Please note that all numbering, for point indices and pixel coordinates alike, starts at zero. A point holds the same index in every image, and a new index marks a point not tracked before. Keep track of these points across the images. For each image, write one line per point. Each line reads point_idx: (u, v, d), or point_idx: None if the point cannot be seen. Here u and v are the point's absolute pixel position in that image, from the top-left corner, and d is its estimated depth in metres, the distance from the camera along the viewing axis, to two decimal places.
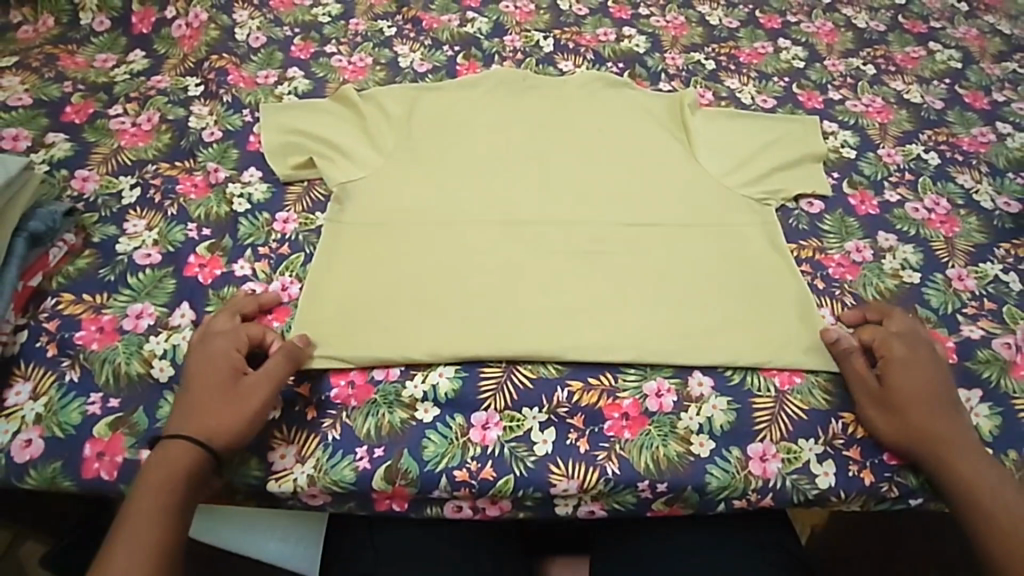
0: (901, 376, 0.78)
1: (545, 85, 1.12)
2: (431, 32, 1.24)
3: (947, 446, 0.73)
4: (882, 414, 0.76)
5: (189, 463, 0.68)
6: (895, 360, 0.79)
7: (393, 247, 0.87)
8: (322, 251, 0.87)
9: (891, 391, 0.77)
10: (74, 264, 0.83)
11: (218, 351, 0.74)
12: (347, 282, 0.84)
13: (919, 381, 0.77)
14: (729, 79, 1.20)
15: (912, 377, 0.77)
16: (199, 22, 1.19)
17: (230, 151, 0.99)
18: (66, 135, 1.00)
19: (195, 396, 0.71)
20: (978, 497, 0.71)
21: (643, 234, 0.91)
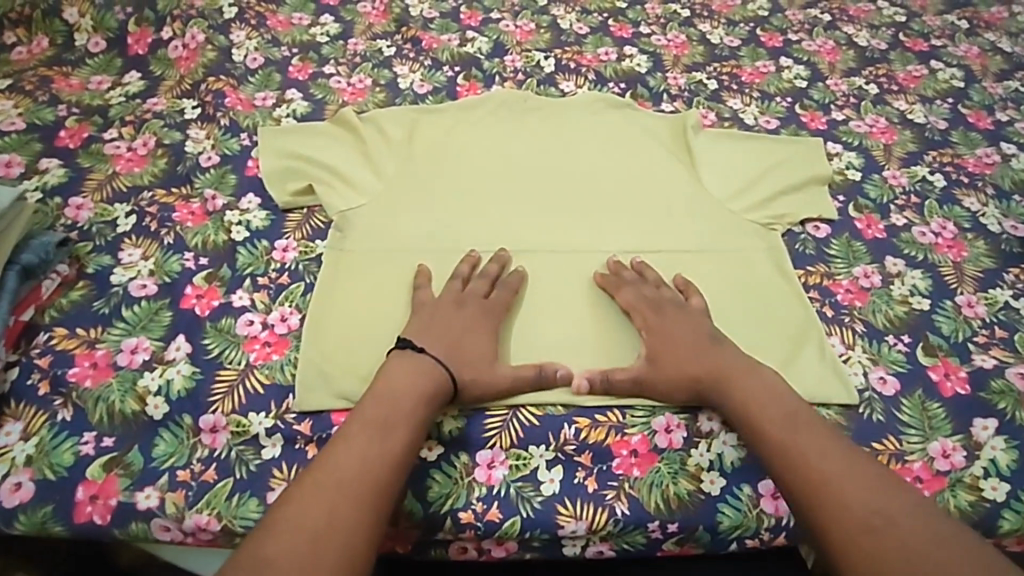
0: (705, 329, 0.80)
1: (546, 107, 1.11)
2: (431, 52, 1.23)
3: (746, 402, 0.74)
4: (669, 366, 0.77)
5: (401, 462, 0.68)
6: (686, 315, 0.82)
7: (395, 277, 0.86)
8: (323, 281, 0.85)
9: (662, 345, 0.79)
10: (67, 297, 0.81)
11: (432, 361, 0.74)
12: (348, 313, 0.82)
13: (697, 337, 0.79)
14: (732, 99, 1.19)
15: (703, 327, 0.80)
16: (196, 43, 1.18)
17: (228, 177, 0.97)
18: (60, 161, 0.98)
19: (436, 333, 0.77)
20: (820, 494, 0.66)
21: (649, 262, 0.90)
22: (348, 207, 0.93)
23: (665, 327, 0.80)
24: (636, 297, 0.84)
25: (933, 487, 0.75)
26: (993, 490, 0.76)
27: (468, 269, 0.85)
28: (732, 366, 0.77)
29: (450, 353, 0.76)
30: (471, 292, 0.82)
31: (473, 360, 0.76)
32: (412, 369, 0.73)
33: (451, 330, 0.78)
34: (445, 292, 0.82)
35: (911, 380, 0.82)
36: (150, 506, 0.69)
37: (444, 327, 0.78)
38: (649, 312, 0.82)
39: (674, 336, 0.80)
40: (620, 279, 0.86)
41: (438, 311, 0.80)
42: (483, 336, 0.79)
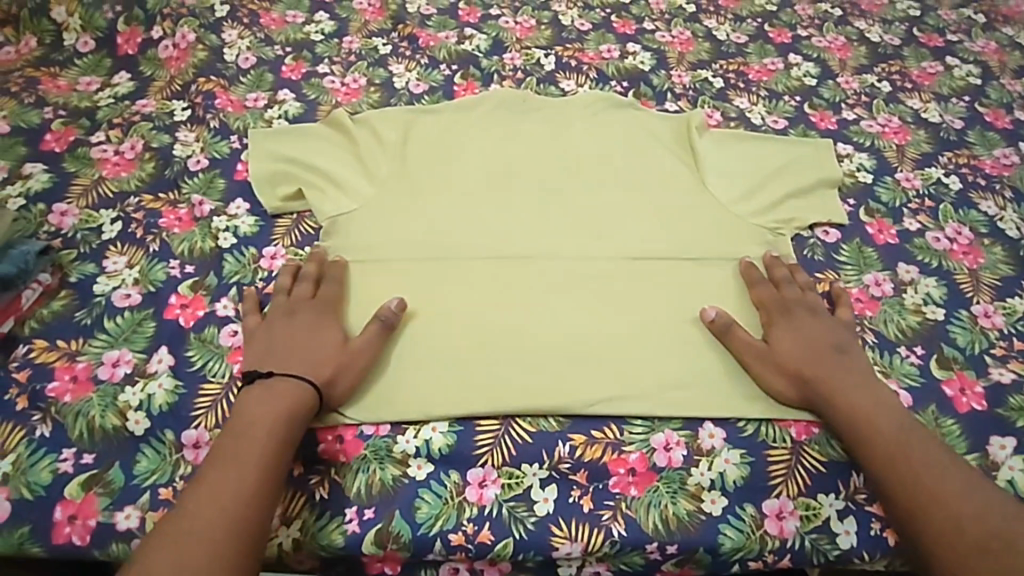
0: (831, 337, 0.79)
1: (545, 108, 1.09)
2: (428, 50, 1.20)
3: (830, 379, 0.75)
4: (790, 349, 0.78)
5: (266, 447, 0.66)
6: (811, 321, 0.80)
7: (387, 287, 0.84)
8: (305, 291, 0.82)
9: (783, 336, 0.79)
10: (48, 307, 0.79)
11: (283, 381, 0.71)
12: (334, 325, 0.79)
13: (820, 342, 0.78)
14: (738, 98, 1.15)
15: (833, 335, 0.79)
16: (187, 42, 1.15)
17: (216, 181, 0.95)
18: (46, 165, 0.95)
19: (274, 351, 0.74)
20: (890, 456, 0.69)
21: (650, 270, 0.87)
22: (341, 211, 0.90)
23: (800, 320, 0.80)
24: (771, 296, 0.83)
25: None
26: None
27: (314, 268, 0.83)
28: (850, 376, 0.75)
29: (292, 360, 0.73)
30: (297, 297, 0.80)
31: (326, 356, 0.74)
32: (280, 394, 0.70)
33: (290, 342, 0.75)
34: (271, 311, 0.79)
35: (925, 394, 0.79)
36: (129, 526, 0.66)
37: (283, 341, 0.75)
38: (775, 311, 0.82)
39: (792, 335, 0.79)
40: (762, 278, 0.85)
41: (272, 331, 0.76)
42: (321, 330, 0.76)
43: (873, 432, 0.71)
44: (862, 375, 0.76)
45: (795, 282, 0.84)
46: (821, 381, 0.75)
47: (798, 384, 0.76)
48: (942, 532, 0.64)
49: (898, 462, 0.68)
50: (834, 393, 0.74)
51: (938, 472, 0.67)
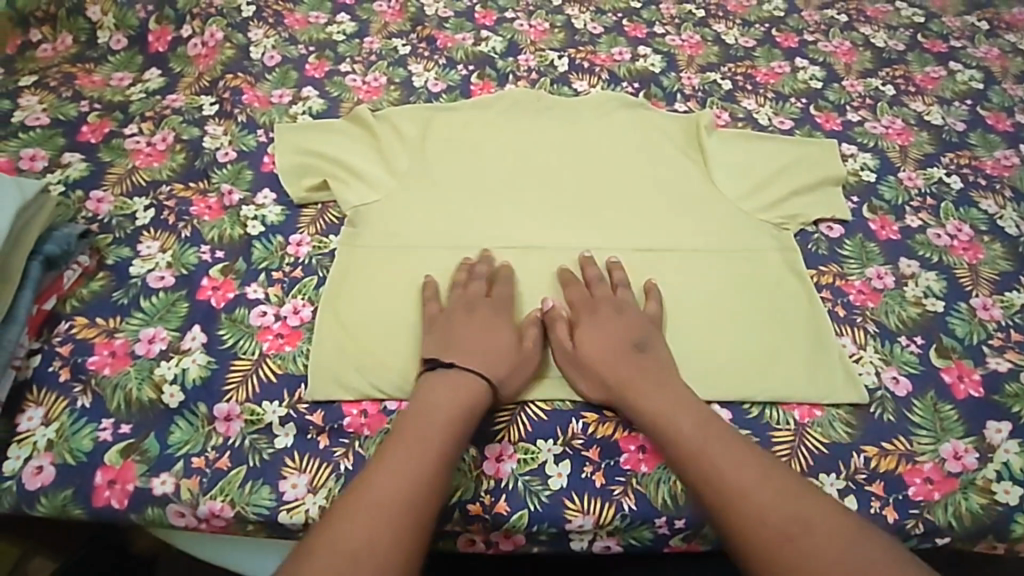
0: (635, 336, 0.80)
1: (558, 107, 1.13)
2: (446, 51, 1.24)
3: (631, 390, 0.75)
4: (589, 350, 0.78)
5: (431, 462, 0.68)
6: (625, 314, 0.81)
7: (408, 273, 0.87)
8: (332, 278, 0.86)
9: (589, 337, 0.80)
10: (88, 287, 0.83)
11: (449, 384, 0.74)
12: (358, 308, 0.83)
13: (620, 343, 0.79)
14: (746, 100, 1.19)
15: (632, 334, 0.80)
16: (214, 41, 1.19)
17: (244, 173, 0.99)
18: (82, 155, 1.00)
19: (455, 342, 0.77)
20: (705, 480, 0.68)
21: (659, 260, 0.90)
22: (364, 202, 0.94)
23: (586, 325, 0.81)
24: (579, 297, 0.84)
25: (943, 489, 0.75)
26: (1005, 494, 0.75)
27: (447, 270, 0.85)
28: (654, 377, 0.76)
29: (472, 356, 0.76)
30: (473, 294, 0.83)
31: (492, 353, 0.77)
32: (455, 390, 0.73)
33: (467, 334, 0.79)
34: (451, 303, 0.82)
35: (924, 382, 0.82)
36: (165, 492, 0.70)
37: (468, 336, 0.78)
38: (583, 310, 0.83)
39: (606, 329, 0.80)
40: (579, 278, 0.87)
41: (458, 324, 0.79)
42: (481, 326, 0.80)
43: (709, 474, 0.68)
44: (658, 384, 0.75)
45: (602, 282, 0.86)
46: (625, 391, 0.75)
47: (604, 390, 0.77)
48: (735, 525, 0.65)
49: (681, 451, 0.70)
50: (641, 409, 0.74)
51: (748, 468, 0.67)
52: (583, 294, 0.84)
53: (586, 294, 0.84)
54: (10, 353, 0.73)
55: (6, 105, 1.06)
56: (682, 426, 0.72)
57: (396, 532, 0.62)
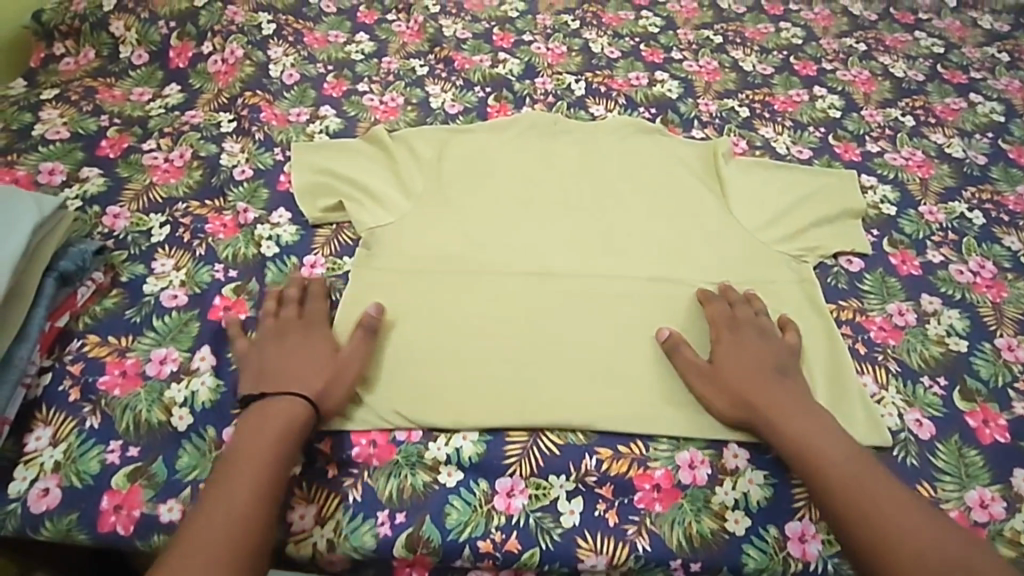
0: (773, 359, 0.80)
1: (575, 131, 1.13)
2: (463, 73, 1.24)
3: (778, 406, 0.75)
4: (734, 367, 0.79)
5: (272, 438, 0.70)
6: (765, 338, 0.82)
7: (427, 296, 0.87)
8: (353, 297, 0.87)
9: (729, 354, 0.80)
10: (101, 304, 0.83)
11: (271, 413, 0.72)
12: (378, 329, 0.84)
13: (763, 362, 0.79)
14: (764, 128, 1.18)
15: (773, 356, 0.80)
16: (234, 58, 1.20)
17: (260, 191, 0.99)
18: (100, 170, 1.00)
19: (268, 372, 0.75)
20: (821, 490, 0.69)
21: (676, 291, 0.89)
22: (382, 223, 0.94)
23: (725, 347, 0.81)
24: (722, 316, 0.84)
25: None
26: None
27: (276, 300, 0.83)
28: (795, 399, 0.76)
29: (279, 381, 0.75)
30: (287, 319, 0.81)
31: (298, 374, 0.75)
32: (269, 416, 0.72)
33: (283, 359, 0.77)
34: (262, 332, 0.80)
35: (947, 425, 0.80)
36: (171, 519, 0.69)
37: (273, 362, 0.76)
38: (726, 327, 0.83)
39: (747, 349, 0.81)
40: (719, 297, 0.87)
41: (264, 354, 0.77)
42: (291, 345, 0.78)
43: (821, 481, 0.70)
44: (805, 404, 0.76)
45: (747, 305, 0.85)
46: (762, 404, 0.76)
47: (738, 407, 0.77)
48: (875, 537, 0.65)
49: (822, 475, 0.70)
50: (778, 420, 0.74)
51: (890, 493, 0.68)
52: (728, 312, 0.85)
53: (731, 313, 0.84)
54: (21, 371, 0.72)
55: (28, 118, 1.06)
56: (832, 448, 0.72)
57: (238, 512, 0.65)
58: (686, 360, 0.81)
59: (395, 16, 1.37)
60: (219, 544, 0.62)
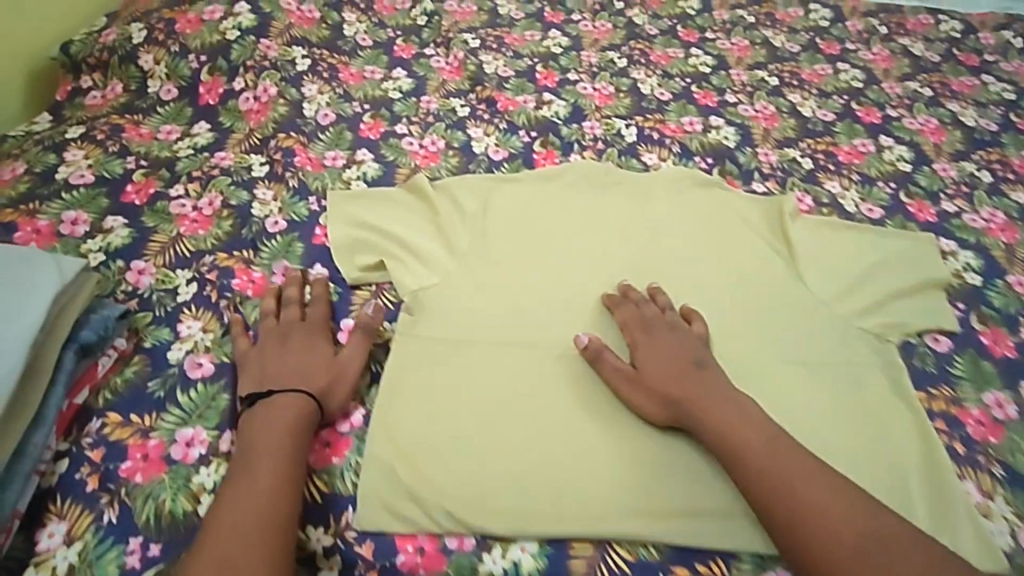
0: (700, 358, 0.79)
1: (628, 183, 1.06)
2: (507, 114, 1.17)
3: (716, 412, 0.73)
4: (671, 370, 0.78)
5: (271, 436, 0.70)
6: (676, 333, 0.82)
7: (480, 369, 0.80)
8: (400, 369, 0.80)
9: (655, 356, 0.79)
10: (121, 376, 0.76)
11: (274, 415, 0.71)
12: (429, 407, 0.77)
13: (687, 361, 0.78)
14: (829, 182, 1.11)
15: (695, 353, 0.80)
16: (268, 97, 1.13)
17: (295, 246, 0.93)
18: (125, 219, 0.93)
19: (271, 375, 0.75)
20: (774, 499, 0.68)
21: (742, 372, 0.85)
22: (428, 283, 0.88)
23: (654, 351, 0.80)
24: (634, 317, 0.84)
25: None
26: None
27: (274, 302, 0.84)
28: (715, 391, 0.75)
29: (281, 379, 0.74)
30: (287, 321, 0.81)
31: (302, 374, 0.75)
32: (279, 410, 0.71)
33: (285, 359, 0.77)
34: (263, 335, 0.80)
35: None
36: None
37: (277, 364, 0.76)
38: (644, 329, 0.83)
39: (659, 346, 0.80)
40: (624, 299, 0.86)
41: (266, 356, 0.77)
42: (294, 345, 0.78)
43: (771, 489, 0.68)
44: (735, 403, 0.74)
45: (654, 303, 0.86)
46: (696, 405, 0.74)
47: (668, 407, 0.75)
48: (795, 516, 0.66)
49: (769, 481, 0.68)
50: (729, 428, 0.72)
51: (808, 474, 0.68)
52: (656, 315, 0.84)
53: (655, 317, 0.84)
54: (35, 459, 0.66)
55: (52, 158, 0.99)
56: (749, 435, 0.71)
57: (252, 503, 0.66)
58: (609, 365, 0.79)
59: (433, 51, 1.31)
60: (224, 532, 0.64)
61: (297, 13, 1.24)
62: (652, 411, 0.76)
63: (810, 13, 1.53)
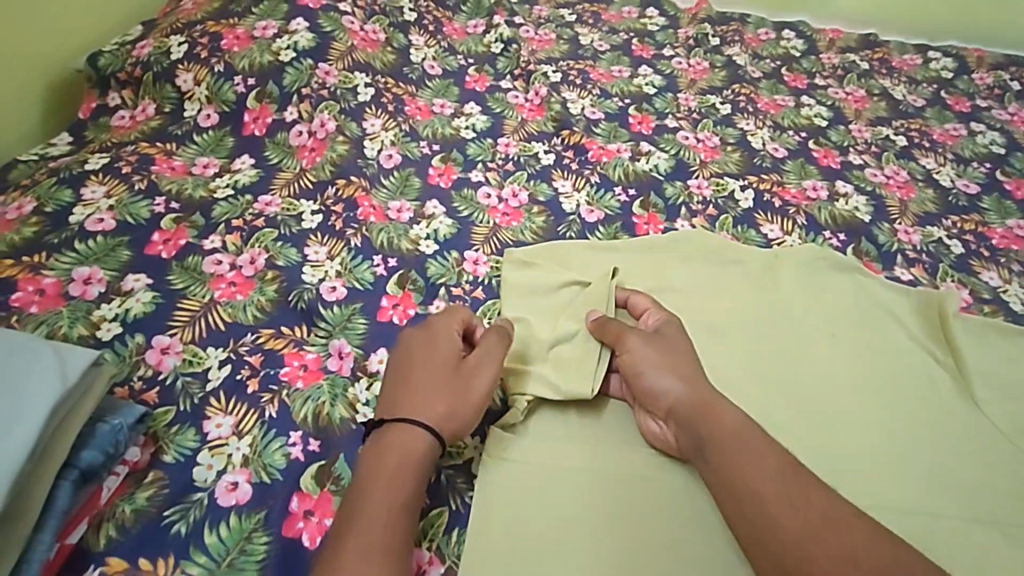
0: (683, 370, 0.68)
1: (751, 261, 0.88)
2: (600, 166, 1.00)
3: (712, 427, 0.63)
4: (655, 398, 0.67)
5: (417, 447, 0.60)
6: (654, 335, 0.71)
7: (596, 513, 0.64)
8: (496, 510, 0.64)
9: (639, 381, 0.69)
10: (132, 503, 0.58)
11: (401, 444, 0.60)
12: (525, 567, 0.60)
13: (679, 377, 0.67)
14: (986, 272, 0.93)
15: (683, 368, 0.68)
16: (324, 131, 0.96)
17: (356, 320, 0.75)
18: (149, 278, 0.76)
19: (415, 389, 0.64)
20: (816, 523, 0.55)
21: (923, 531, 0.66)
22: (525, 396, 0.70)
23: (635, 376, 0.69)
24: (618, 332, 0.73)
25: None
26: None
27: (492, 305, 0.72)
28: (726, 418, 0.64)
29: (477, 397, 0.65)
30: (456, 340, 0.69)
31: (441, 395, 0.63)
32: (398, 441, 0.60)
33: (436, 368, 0.65)
34: (430, 340, 0.68)
35: None
36: None
37: (425, 378, 0.64)
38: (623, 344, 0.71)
39: (651, 349, 0.69)
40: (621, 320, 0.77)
41: (422, 364, 0.66)
42: (443, 349, 0.67)
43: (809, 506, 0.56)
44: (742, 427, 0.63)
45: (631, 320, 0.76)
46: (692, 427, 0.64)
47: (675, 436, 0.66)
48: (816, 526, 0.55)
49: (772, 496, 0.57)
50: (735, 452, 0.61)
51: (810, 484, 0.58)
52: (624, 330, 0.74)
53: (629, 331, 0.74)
54: None
55: (66, 196, 0.83)
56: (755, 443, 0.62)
57: (403, 497, 0.58)
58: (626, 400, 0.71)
59: (511, 84, 1.14)
60: (385, 523, 0.55)
61: (360, 34, 1.07)
62: (661, 438, 0.67)
63: (930, 61, 1.36)
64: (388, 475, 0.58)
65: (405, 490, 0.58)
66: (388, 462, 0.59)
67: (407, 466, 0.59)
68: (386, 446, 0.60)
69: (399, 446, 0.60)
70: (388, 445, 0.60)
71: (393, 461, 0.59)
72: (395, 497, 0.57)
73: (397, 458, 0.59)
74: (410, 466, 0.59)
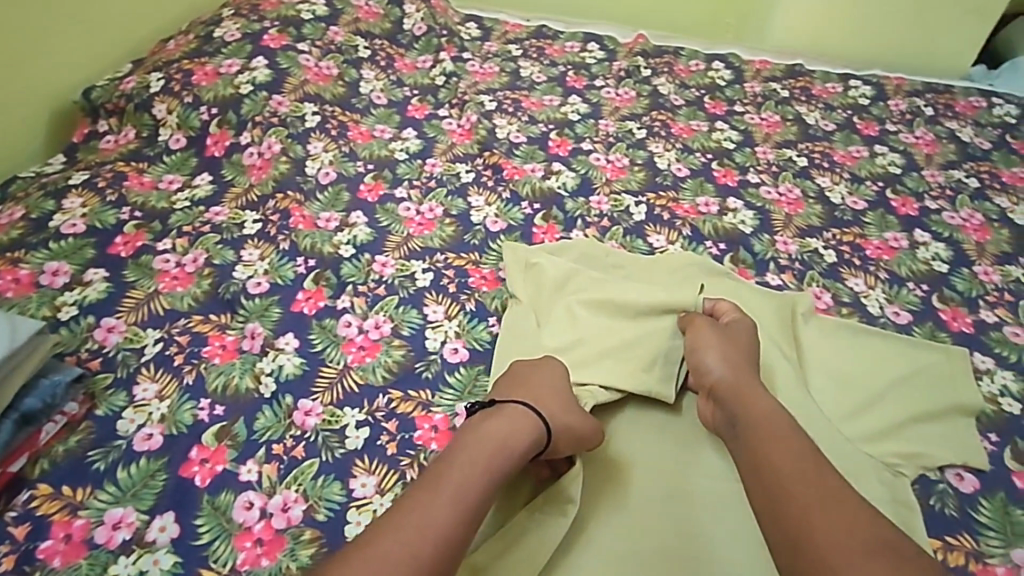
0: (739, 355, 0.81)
1: (630, 266, 0.99)
2: (512, 183, 1.13)
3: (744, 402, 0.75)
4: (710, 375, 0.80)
5: (522, 435, 0.72)
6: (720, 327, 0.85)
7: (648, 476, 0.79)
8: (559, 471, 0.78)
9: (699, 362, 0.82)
10: (64, 445, 0.73)
11: (509, 429, 0.72)
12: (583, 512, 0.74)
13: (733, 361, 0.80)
14: (853, 278, 1.02)
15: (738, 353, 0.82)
16: (271, 153, 1.12)
17: (272, 310, 0.89)
18: (107, 272, 0.92)
19: (538, 396, 0.76)
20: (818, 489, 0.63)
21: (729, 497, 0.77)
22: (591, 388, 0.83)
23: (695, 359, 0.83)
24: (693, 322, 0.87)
25: None
26: None
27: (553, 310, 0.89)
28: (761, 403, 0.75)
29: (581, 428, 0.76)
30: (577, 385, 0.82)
31: (559, 415, 0.75)
32: (514, 421, 0.73)
33: (557, 393, 0.78)
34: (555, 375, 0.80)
35: None
36: None
37: (547, 394, 0.77)
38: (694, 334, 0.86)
39: (711, 335, 0.83)
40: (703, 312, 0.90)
41: (548, 386, 0.78)
42: (561, 383, 0.80)
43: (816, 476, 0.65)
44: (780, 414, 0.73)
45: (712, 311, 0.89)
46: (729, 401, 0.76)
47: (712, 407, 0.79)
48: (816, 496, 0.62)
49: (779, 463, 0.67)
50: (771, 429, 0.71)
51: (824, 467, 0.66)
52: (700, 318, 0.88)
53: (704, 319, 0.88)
54: None
55: (49, 205, 1.00)
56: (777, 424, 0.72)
57: (503, 450, 0.70)
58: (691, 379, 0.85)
59: (447, 112, 1.29)
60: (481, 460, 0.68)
61: (313, 69, 1.23)
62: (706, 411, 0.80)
63: (850, 89, 1.46)
64: (499, 434, 0.71)
65: (508, 443, 0.71)
66: (502, 428, 0.72)
67: (513, 435, 0.72)
68: (495, 426, 0.72)
69: (510, 426, 0.72)
70: (501, 419, 0.73)
71: (505, 429, 0.72)
72: (497, 443, 0.70)
73: (509, 431, 0.72)
74: (515, 440, 0.71)
